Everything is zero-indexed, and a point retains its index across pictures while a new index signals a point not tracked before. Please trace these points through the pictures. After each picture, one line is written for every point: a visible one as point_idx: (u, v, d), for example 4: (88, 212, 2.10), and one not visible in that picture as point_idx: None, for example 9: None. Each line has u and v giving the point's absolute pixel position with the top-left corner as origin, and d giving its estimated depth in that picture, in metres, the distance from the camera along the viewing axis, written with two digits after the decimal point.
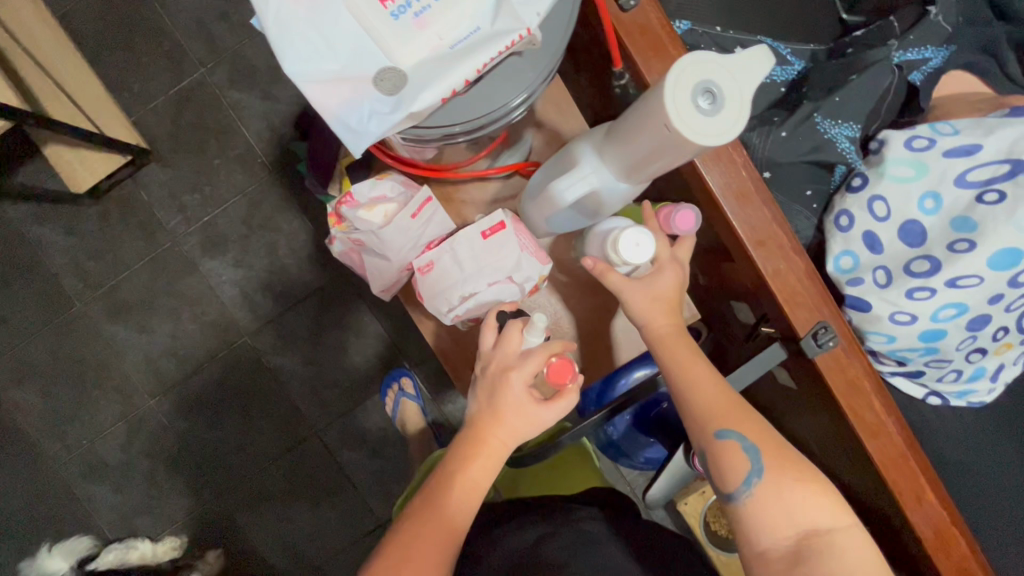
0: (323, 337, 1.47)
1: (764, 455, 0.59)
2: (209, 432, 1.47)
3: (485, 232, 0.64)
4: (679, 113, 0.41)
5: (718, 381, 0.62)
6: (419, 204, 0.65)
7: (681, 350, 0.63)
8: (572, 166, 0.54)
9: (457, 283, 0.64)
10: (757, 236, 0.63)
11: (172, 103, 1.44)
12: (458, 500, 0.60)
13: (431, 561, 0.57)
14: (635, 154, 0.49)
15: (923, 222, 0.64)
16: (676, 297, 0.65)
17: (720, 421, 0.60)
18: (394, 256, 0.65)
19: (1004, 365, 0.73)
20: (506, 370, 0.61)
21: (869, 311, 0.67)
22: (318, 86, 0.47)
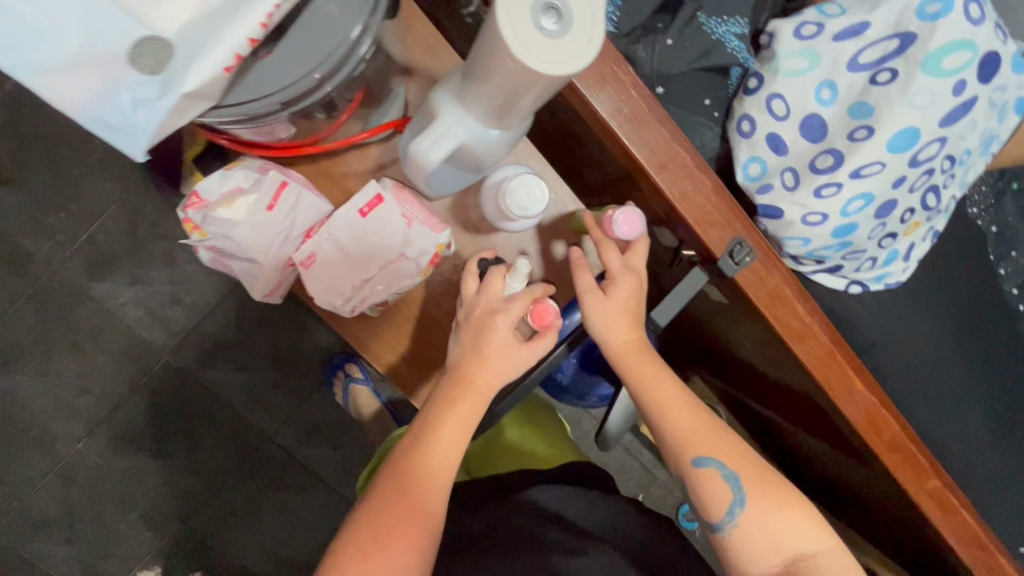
0: (252, 339, 1.37)
1: (747, 484, 0.58)
2: (152, 463, 1.37)
3: (362, 209, 0.57)
4: (517, 40, 0.36)
5: (691, 402, 0.62)
6: (276, 192, 0.56)
7: (645, 367, 0.62)
8: (433, 120, 0.46)
9: (346, 272, 0.58)
10: (658, 159, 0.58)
11: (1, 113, 1.23)
12: (447, 441, 0.60)
13: (428, 496, 0.58)
14: (496, 96, 0.42)
15: (822, 114, 0.61)
16: (633, 308, 0.64)
17: (699, 448, 0.59)
18: (263, 256, 0.57)
19: (913, 244, 0.74)
20: (493, 313, 0.63)
21: (781, 217, 0.65)
22: (66, 84, 0.40)
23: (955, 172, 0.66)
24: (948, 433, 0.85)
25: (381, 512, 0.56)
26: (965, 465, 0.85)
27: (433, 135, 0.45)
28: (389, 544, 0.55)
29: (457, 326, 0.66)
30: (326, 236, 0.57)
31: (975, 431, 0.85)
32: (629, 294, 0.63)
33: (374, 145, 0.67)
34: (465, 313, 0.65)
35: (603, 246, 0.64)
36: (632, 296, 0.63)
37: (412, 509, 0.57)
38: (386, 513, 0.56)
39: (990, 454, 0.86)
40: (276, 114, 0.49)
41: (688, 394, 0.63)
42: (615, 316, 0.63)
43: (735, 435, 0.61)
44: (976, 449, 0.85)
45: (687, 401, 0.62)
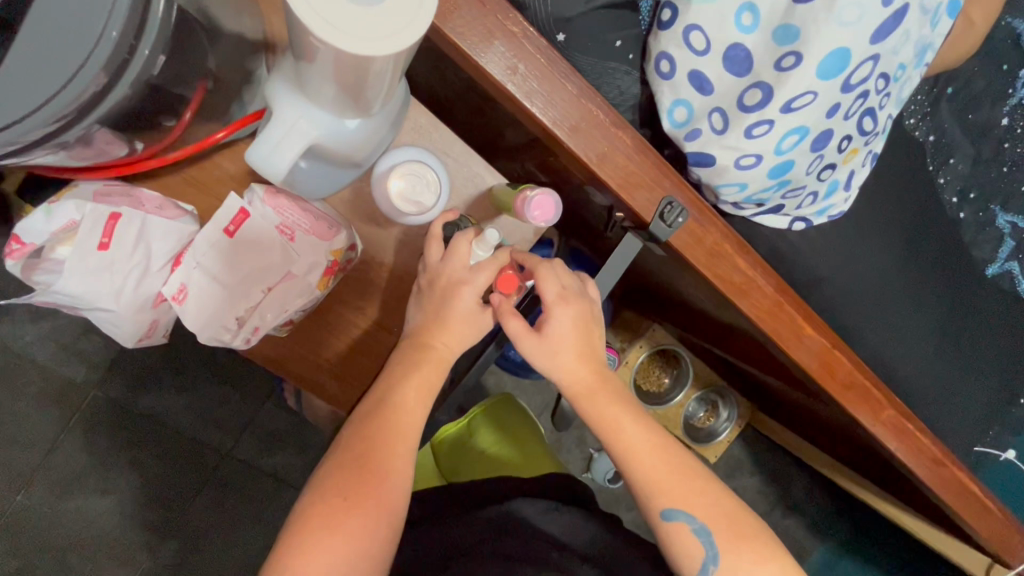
0: (186, 357, 1.29)
1: (719, 540, 0.54)
2: (101, 502, 1.27)
3: (228, 228, 0.49)
4: (327, 19, 0.31)
5: (659, 446, 0.58)
6: (106, 227, 0.46)
7: (605, 405, 0.59)
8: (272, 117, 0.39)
9: (229, 300, 0.50)
10: (568, 120, 0.51)
11: None
12: (410, 399, 0.58)
13: (398, 456, 0.55)
14: (336, 85, 0.36)
15: (745, 44, 0.54)
16: (584, 338, 0.60)
17: (669, 501, 0.55)
18: (116, 300, 0.48)
19: (853, 172, 0.69)
20: (457, 284, 0.59)
21: (714, 164, 0.59)
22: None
23: (890, 91, 0.61)
24: (897, 352, 0.85)
25: (347, 474, 0.53)
26: (916, 380, 0.86)
27: (275, 133, 0.38)
28: (362, 502, 0.52)
29: (417, 293, 0.62)
30: (208, 271, 0.49)
31: (923, 347, 0.86)
32: (572, 324, 0.58)
33: (245, 142, 0.57)
34: (427, 279, 0.61)
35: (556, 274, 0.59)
36: (579, 322, 0.59)
37: (382, 469, 0.54)
38: (353, 473, 0.53)
39: (937, 365, 0.87)
40: (82, 124, 0.38)
41: (659, 433, 0.59)
42: (564, 337, 0.58)
43: (711, 479, 0.57)
44: (924, 363, 0.86)
45: (653, 435, 0.58)
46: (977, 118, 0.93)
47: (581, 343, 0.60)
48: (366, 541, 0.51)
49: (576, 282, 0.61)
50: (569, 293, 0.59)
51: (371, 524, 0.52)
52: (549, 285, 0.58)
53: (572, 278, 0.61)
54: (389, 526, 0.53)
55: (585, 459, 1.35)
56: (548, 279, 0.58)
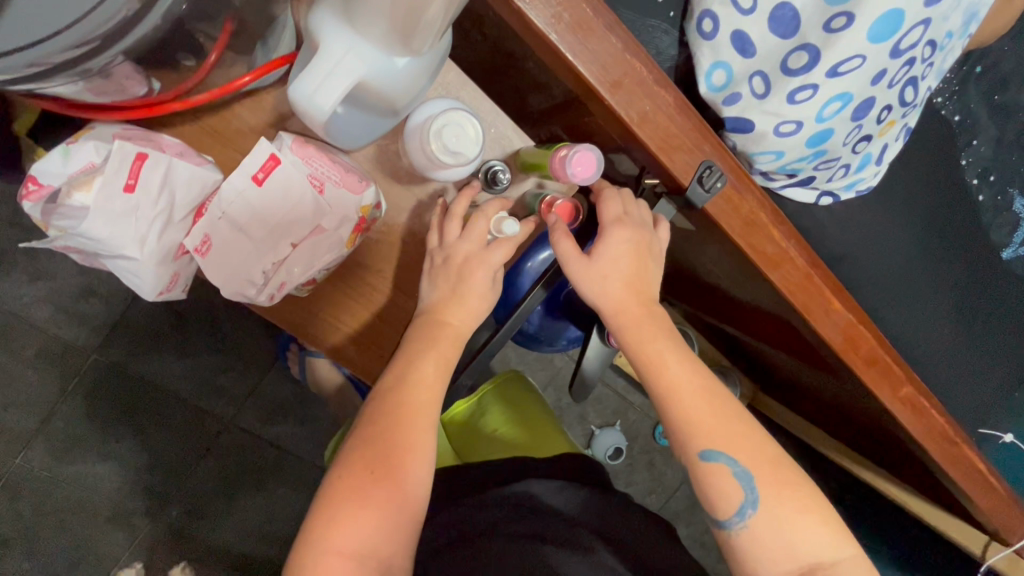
0: (189, 324, 1.26)
1: (760, 485, 0.54)
2: (103, 466, 1.26)
3: (257, 176, 0.47)
4: None
5: (700, 390, 0.57)
6: (131, 168, 0.44)
7: (659, 342, 0.58)
8: (316, 50, 0.37)
9: (255, 256, 0.49)
10: (611, 76, 0.49)
11: None
12: (429, 373, 0.57)
13: (419, 428, 0.55)
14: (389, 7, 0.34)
15: (794, 3, 0.52)
16: (644, 260, 0.60)
17: (710, 441, 0.55)
18: (139, 249, 0.45)
19: (887, 145, 0.68)
20: (475, 259, 0.59)
21: (752, 130, 0.58)
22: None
23: (934, 60, 0.59)
24: (911, 332, 0.85)
25: (372, 444, 0.53)
26: (929, 360, 0.86)
27: (322, 66, 0.36)
28: (389, 474, 0.52)
29: (429, 270, 0.60)
30: (230, 236, 0.48)
31: (938, 327, 0.86)
32: (629, 250, 0.59)
33: (268, 91, 0.55)
34: (442, 257, 0.60)
35: (624, 200, 0.60)
36: (635, 247, 0.59)
37: (406, 442, 0.54)
38: (377, 445, 0.53)
39: (949, 345, 0.87)
40: (106, 55, 0.36)
41: (702, 377, 0.58)
42: (619, 258, 0.59)
43: (753, 429, 0.57)
44: (937, 344, 0.86)
45: (697, 373, 0.58)
46: (1004, 98, 0.91)
47: (635, 271, 0.59)
48: (395, 510, 0.51)
49: (644, 212, 0.61)
50: (632, 219, 0.59)
51: (399, 495, 0.52)
52: (611, 207, 0.60)
53: (641, 213, 0.60)
54: (415, 495, 0.53)
55: (586, 435, 1.36)
56: (614, 201, 0.60)
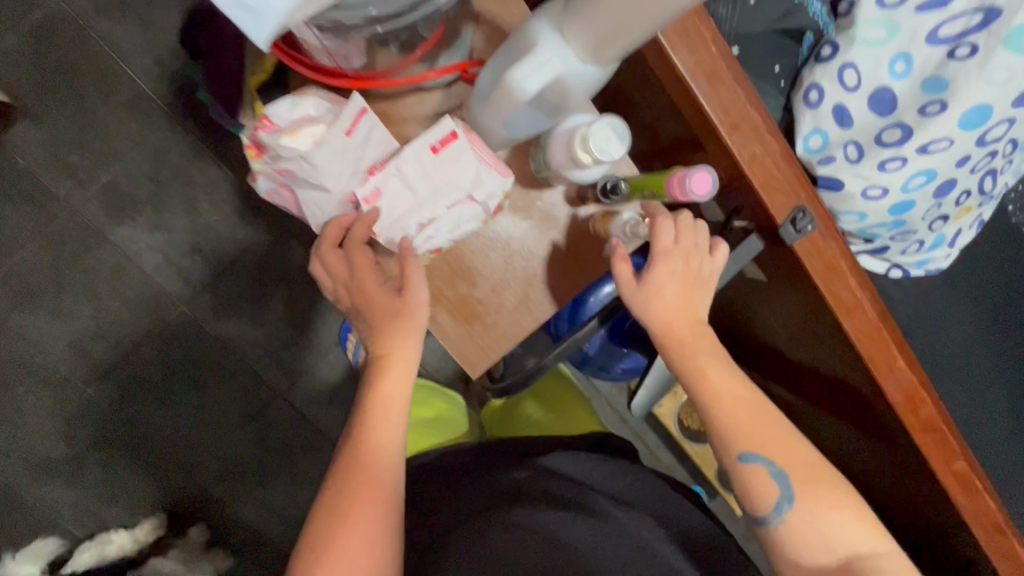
0: (269, 296, 1.35)
1: (795, 481, 0.58)
2: (162, 411, 1.35)
3: (434, 145, 0.57)
4: None
5: (741, 399, 0.62)
6: (353, 119, 0.56)
7: (702, 350, 0.64)
8: (529, 52, 0.44)
9: (414, 209, 0.59)
10: (731, 119, 0.58)
11: (28, 43, 1.17)
12: (381, 411, 0.61)
13: (375, 470, 0.58)
14: (605, 28, 0.41)
15: (893, 88, 0.61)
16: (690, 282, 0.65)
17: (745, 443, 0.59)
18: (336, 183, 0.57)
19: (961, 231, 0.74)
20: (367, 286, 0.61)
21: (841, 190, 0.66)
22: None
23: (1013, 157, 0.66)
24: (982, 429, 0.84)
25: (337, 497, 0.56)
26: (1000, 465, 0.84)
27: (532, 64, 0.43)
28: (353, 512, 0.55)
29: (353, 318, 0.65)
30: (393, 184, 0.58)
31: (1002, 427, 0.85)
32: (675, 273, 0.64)
33: (435, 91, 0.66)
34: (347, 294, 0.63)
35: (670, 226, 0.64)
36: (683, 280, 0.64)
37: (364, 483, 0.57)
38: (340, 493, 0.56)
39: None
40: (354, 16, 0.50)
41: (745, 387, 0.62)
42: (663, 291, 0.64)
43: (788, 430, 0.60)
44: (1009, 450, 0.84)
45: (738, 377, 0.63)
46: None
47: (683, 300, 0.65)
48: (365, 552, 0.54)
49: (695, 241, 0.65)
50: (681, 247, 0.64)
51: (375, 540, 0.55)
52: (663, 231, 0.64)
53: (690, 237, 0.65)
54: (382, 536, 0.56)
55: None
56: (664, 228, 0.64)
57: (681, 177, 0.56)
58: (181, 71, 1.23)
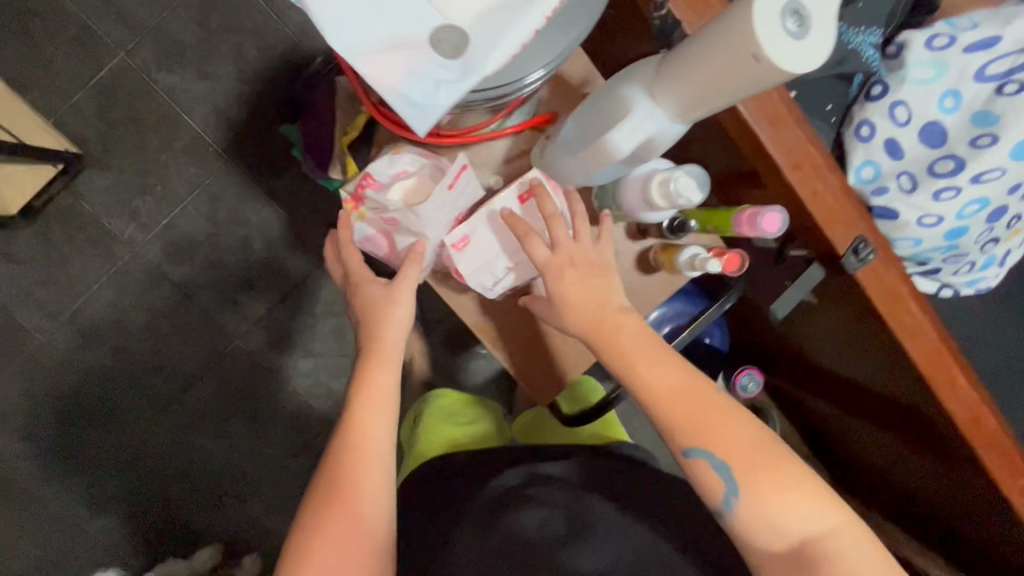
0: (318, 327, 1.39)
1: (737, 470, 0.55)
2: (216, 441, 1.39)
3: (522, 196, 0.66)
4: (767, 42, 0.36)
5: (672, 388, 0.58)
6: (455, 173, 0.63)
7: (624, 335, 0.60)
8: (623, 116, 0.49)
9: (498, 253, 0.67)
10: (793, 159, 0.62)
11: (94, 97, 1.24)
12: (372, 408, 0.60)
13: (353, 465, 0.58)
14: (697, 94, 0.45)
15: (943, 122, 0.64)
16: (605, 269, 0.62)
17: (687, 438, 0.56)
18: (435, 231, 0.65)
19: (1010, 250, 0.76)
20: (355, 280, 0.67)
21: (897, 218, 0.69)
22: (372, 64, 0.46)
23: None
24: None
25: (325, 491, 0.57)
26: None
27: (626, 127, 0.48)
28: (332, 509, 0.56)
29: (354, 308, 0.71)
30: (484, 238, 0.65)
31: None
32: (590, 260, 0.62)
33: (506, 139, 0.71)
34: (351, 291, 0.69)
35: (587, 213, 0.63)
36: (584, 267, 0.61)
37: (345, 478, 0.57)
38: (325, 489, 0.57)
39: None
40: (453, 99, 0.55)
41: (675, 372, 0.58)
42: (576, 276, 0.61)
43: (722, 410, 0.57)
44: None
45: (669, 360, 0.59)
46: None
47: (595, 290, 0.61)
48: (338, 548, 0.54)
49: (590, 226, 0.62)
50: (562, 254, 0.61)
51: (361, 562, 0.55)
52: (558, 230, 0.61)
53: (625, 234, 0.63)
54: (365, 533, 0.56)
55: None
56: (536, 245, 0.61)
57: (752, 214, 0.60)
58: (236, 116, 1.29)
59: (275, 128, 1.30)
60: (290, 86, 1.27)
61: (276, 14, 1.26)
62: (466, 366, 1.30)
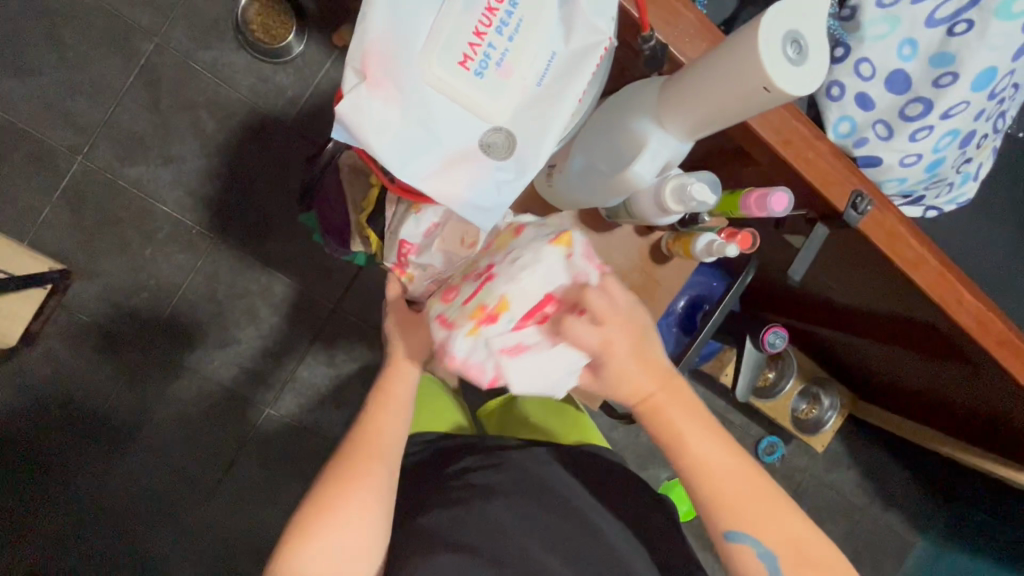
0: (345, 373, 1.30)
1: (783, 565, 0.58)
2: (271, 515, 1.26)
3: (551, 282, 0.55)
4: (776, 71, 0.41)
5: (730, 473, 0.60)
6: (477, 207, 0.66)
7: (677, 426, 0.60)
8: (639, 147, 0.54)
9: (538, 344, 0.56)
10: (782, 137, 0.66)
11: (65, 208, 1.20)
12: (387, 420, 0.65)
13: (364, 464, 0.61)
14: (704, 120, 0.49)
15: (904, 69, 0.69)
16: (643, 349, 0.58)
17: (733, 522, 0.59)
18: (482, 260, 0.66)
19: (982, 164, 0.82)
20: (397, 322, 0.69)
21: (881, 163, 0.74)
22: (431, 182, 0.54)
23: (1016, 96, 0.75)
24: None
25: (335, 480, 0.60)
26: None
27: (645, 158, 0.54)
28: (336, 502, 0.58)
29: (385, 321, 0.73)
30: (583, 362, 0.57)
31: None
32: (629, 345, 0.57)
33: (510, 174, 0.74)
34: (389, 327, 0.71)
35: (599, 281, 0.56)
36: (635, 351, 0.57)
37: (350, 475, 0.60)
38: (330, 480, 0.60)
39: None
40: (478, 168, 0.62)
41: (731, 459, 0.60)
42: (623, 371, 0.57)
43: (778, 506, 0.59)
44: None
45: (719, 447, 0.60)
46: None
47: (638, 372, 0.58)
48: (337, 536, 0.57)
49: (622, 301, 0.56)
50: (614, 326, 0.56)
51: (360, 551, 0.58)
52: (598, 303, 0.55)
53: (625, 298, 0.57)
54: (361, 530, 0.58)
55: None
56: (579, 324, 0.55)
57: (760, 196, 0.64)
58: (212, 191, 1.25)
59: (251, 196, 1.26)
60: (262, 150, 1.26)
61: (226, 82, 1.24)
62: None
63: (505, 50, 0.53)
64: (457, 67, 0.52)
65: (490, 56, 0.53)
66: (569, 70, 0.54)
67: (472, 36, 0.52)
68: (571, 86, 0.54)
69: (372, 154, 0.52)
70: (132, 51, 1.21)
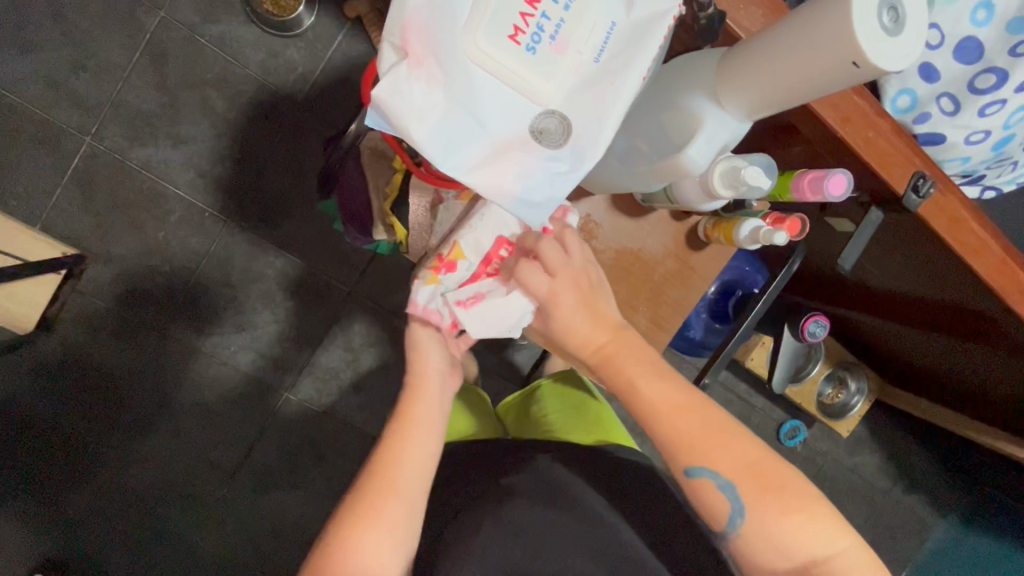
0: (363, 358, 1.28)
1: (742, 491, 0.54)
2: (293, 499, 1.27)
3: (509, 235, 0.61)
4: (870, 43, 0.37)
5: (682, 408, 0.56)
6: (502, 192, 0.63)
7: (623, 360, 0.58)
8: (697, 131, 0.49)
9: (495, 295, 0.62)
10: (842, 113, 0.60)
11: (75, 191, 1.17)
12: (412, 443, 0.58)
13: (383, 492, 0.55)
14: (773, 99, 0.45)
15: (977, 35, 0.63)
16: (588, 289, 0.60)
17: (691, 461, 0.55)
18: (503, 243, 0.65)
19: None
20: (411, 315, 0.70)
21: (944, 142, 0.69)
22: (478, 173, 0.49)
23: None
24: None
25: (347, 515, 0.54)
26: None
27: (702, 141, 0.49)
28: (351, 538, 0.53)
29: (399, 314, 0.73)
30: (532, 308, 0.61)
31: None
32: (575, 292, 0.59)
33: None
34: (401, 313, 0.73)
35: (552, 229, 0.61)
36: (581, 300, 0.59)
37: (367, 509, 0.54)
38: (345, 512, 0.55)
39: None
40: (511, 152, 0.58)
41: (685, 395, 0.57)
42: (568, 316, 0.59)
43: (733, 431, 0.56)
44: None
45: (670, 382, 0.57)
46: None
47: (589, 319, 0.59)
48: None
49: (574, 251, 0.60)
50: (564, 277, 0.58)
51: None
52: (550, 252, 0.58)
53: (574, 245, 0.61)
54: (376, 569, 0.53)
55: None
56: (529, 272, 0.58)
57: (816, 178, 0.59)
58: (224, 172, 1.21)
59: (264, 177, 1.22)
60: (273, 128, 1.21)
61: (234, 57, 1.18)
62: (520, 365, 1.29)
63: (559, 22, 0.48)
64: (509, 43, 0.48)
65: (543, 29, 0.48)
66: (631, 44, 0.50)
67: (524, 6, 0.48)
68: (635, 63, 0.49)
69: (412, 145, 0.47)
70: (136, 25, 1.15)
